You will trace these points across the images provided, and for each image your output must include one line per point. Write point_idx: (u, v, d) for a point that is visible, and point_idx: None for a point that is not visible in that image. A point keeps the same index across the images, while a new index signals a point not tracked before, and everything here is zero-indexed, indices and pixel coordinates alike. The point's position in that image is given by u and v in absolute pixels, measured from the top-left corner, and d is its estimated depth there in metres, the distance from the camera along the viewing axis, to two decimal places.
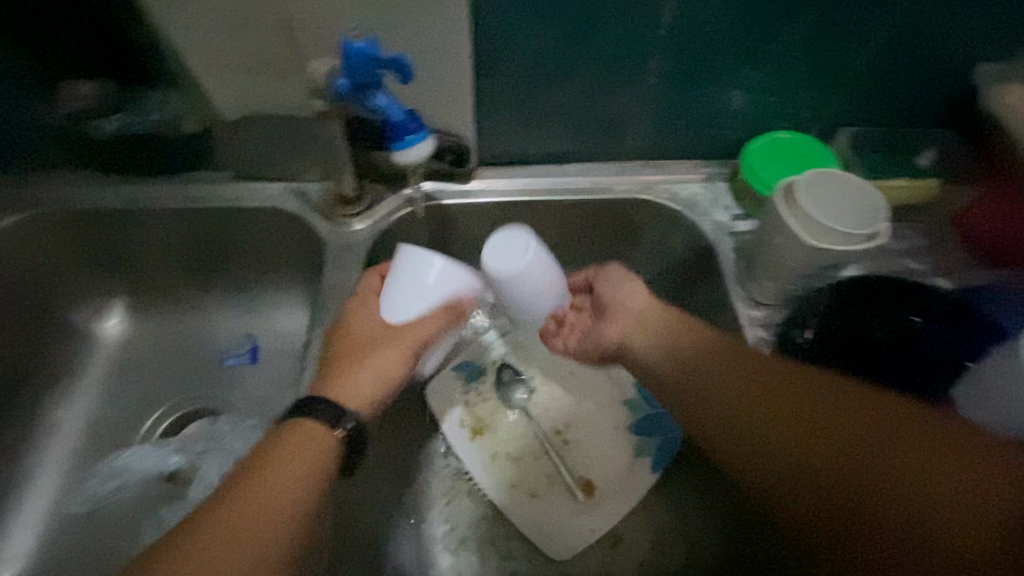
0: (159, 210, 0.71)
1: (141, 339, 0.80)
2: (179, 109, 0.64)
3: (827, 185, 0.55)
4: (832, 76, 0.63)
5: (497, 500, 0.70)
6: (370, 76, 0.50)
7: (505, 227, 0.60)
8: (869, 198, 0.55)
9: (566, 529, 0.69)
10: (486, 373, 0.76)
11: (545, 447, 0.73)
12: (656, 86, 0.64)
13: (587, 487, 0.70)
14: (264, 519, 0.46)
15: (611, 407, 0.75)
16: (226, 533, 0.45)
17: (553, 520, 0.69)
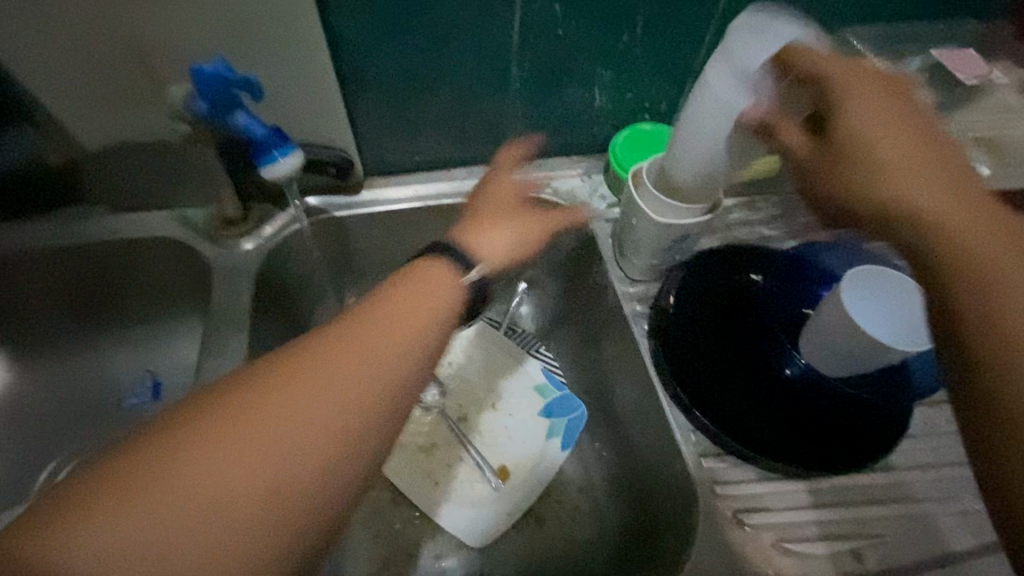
0: (31, 252, 0.69)
1: (27, 391, 0.77)
2: (38, 144, 0.62)
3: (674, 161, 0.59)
4: (676, 71, 0.70)
5: (411, 496, 0.72)
6: (226, 96, 0.51)
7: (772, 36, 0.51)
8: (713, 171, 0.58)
9: (477, 514, 0.70)
10: None
11: (460, 440, 0.75)
12: (521, 89, 0.68)
13: (502, 472, 0.73)
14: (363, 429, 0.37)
15: (521, 394, 0.78)
16: (309, 434, 0.36)
17: (468, 510, 0.71)
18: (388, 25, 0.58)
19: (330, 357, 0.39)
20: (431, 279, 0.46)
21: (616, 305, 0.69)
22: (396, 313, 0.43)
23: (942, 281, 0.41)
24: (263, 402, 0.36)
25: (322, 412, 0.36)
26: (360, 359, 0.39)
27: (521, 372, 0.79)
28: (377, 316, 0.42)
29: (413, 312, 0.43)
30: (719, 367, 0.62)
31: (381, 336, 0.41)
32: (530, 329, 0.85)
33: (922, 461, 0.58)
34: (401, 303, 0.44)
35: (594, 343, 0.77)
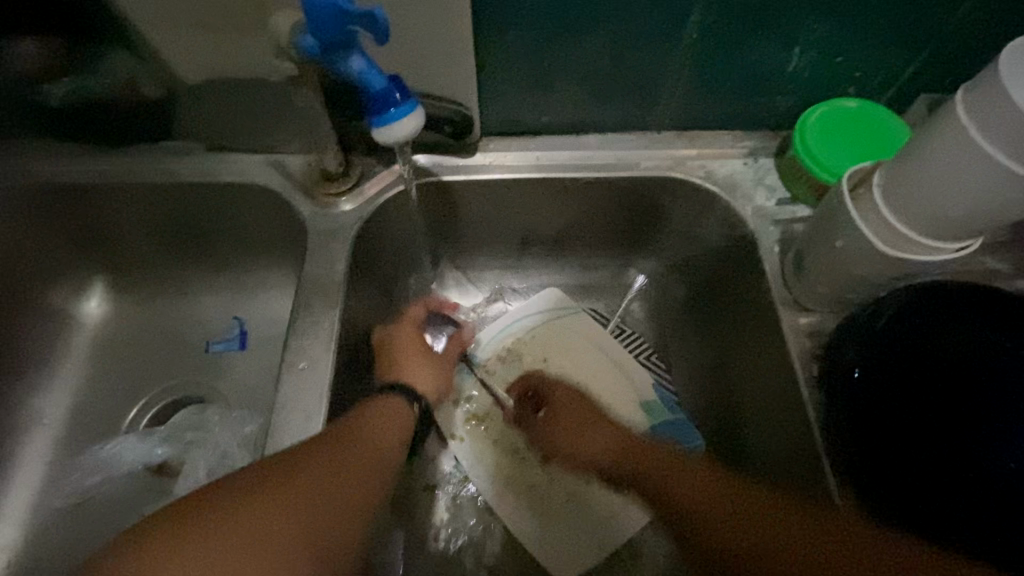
0: (126, 185, 0.64)
1: (122, 323, 0.75)
2: (135, 72, 0.56)
3: (916, 207, 0.41)
4: (917, 30, 0.51)
5: (507, 515, 0.63)
6: (341, 35, 0.41)
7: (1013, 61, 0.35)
8: (948, 226, 0.40)
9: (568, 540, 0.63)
10: (488, 365, 0.69)
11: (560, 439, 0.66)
12: (696, 44, 0.53)
13: (620, 483, 0.64)
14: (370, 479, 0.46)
15: (626, 408, 0.67)
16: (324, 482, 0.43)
17: (572, 530, 0.63)
18: None
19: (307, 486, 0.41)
20: (393, 406, 0.53)
21: (775, 334, 0.55)
22: (379, 436, 0.49)
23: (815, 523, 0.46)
24: (247, 524, 0.38)
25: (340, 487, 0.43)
26: (350, 490, 0.43)
27: (628, 383, 0.68)
28: (362, 445, 0.47)
29: (387, 439, 0.50)
30: (931, 455, 0.45)
31: (358, 463, 0.46)
32: (642, 330, 0.73)
33: None
34: (377, 428, 0.49)
35: (726, 364, 0.64)
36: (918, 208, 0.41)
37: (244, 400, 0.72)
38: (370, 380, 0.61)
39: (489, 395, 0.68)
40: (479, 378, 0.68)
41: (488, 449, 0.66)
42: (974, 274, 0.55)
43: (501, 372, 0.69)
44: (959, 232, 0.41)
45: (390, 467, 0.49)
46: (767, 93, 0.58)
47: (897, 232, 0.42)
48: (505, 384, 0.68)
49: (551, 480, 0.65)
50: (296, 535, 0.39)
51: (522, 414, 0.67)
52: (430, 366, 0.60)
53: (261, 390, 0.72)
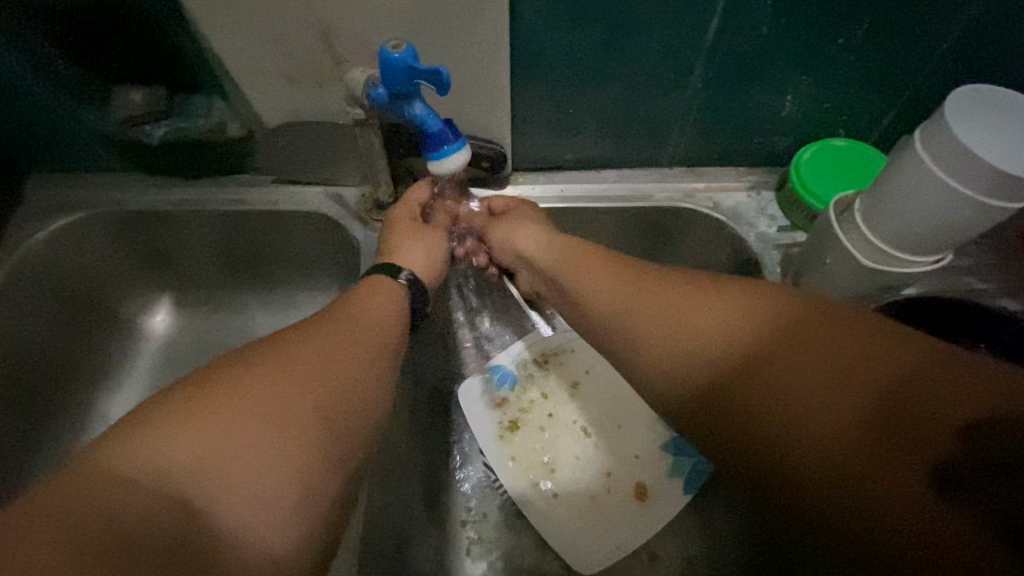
0: (201, 211, 0.73)
1: (184, 336, 0.83)
2: (222, 115, 0.66)
3: (898, 226, 0.47)
4: (894, 81, 0.59)
5: (534, 518, 0.68)
6: (407, 86, 0.49)
7: (954, 107, 0.43)
8: (920, 240, 0.47)
9: (595, 545, 0.67)
10: (516, 375, 0.75)
11: (585, 445, 0.72)
12: (701, 92, 0.61)
13: (638, 489, 0.69)
14: (371, 345, 0.48)
15: (644, 422, 0.72)
16: (318, 352, 0.45)
17: (596, 533, 0.67)
18: (571, 16, 0.54)
19: (287, 365, 0.42)
20: (388, 287, 0.56)
21: None
22: (367, 316, 0.51)
23: (821, 456, 0.38)
24: (237, 403, 0.38)
25: (338, 356, 0.45)
26: (337, 365, 0.44)
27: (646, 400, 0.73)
28: (343, 334, 0.47)
29: (387, 312, 0.53)
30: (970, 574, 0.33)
31: (363, 333, 0.49)
32: None
33: None
34: (377, 307, 0.53)
35: None
36: (898, 228, 0.47)
37: None
38: (410, 384, 0.68)
39: (517, 409, 0.73)
40: (508, 393, 0.74)
41: (518, 460, 0.71)
42: (958, 293, 0.61)
43: (527, 388, 0.74)
44: (931, 249, 0.48)
45: (395, 337, 0.52)
46: (765, 134, 0.66)
47: (877, 248, 0.49)
48: (532, 399, 0.74)
49: (577, 485, 0.70)
50: (300, 400, 0.41)
51: (549, 428, 0.73)
52: (417, 241, 0.62)
53: None
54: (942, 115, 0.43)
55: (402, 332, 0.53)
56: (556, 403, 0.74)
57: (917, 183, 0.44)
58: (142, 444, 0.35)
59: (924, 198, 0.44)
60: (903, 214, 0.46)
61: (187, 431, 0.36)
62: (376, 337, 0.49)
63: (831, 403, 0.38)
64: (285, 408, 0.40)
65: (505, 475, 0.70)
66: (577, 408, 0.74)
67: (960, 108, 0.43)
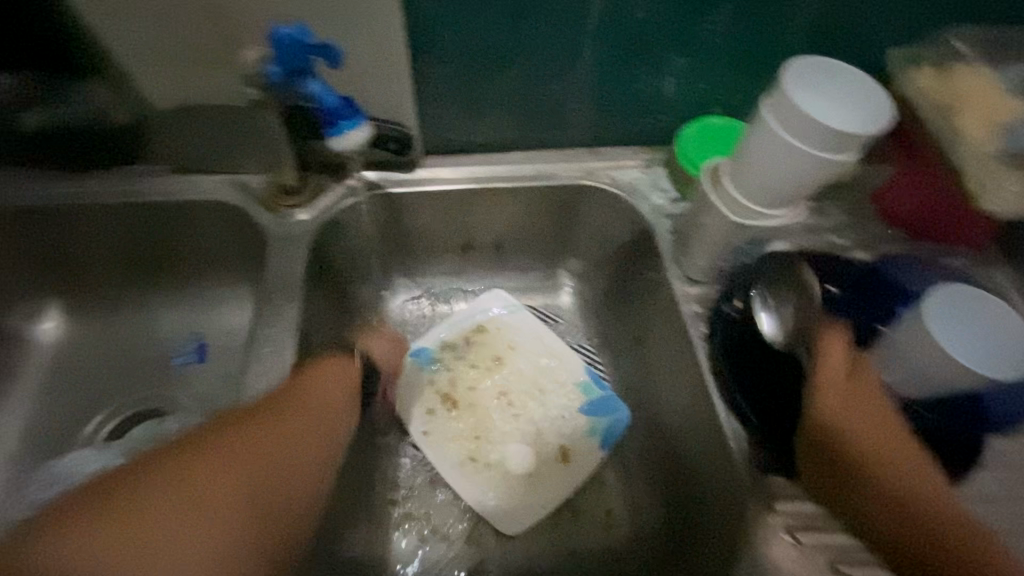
0: (92, 206, 0.69)
1: (78, 343, 0.78)
2: (107, 101, 0.63)
3: (766, 186, 0.53)
4: (756, 62, 0.67)
5: (462, 488, 0.70)
6: (300, 62, 0.50)
7: (785, 79, 0.49)
8: (784, 194, 0.53)
9: (519, 508, 0.69)
10: (438, 355, 0.77)
11: (509, 415, 0.75)
12: (591, 74, 0.66)
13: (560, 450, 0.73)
14: (314, 440, 0.50)
15: (565, 389, 0.76)
16: (268, 439, 0.47)
17: (523, 493, 0.70)
18: None
19: (232, 445, 0.45)
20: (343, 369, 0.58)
21: (673, 305, 0.67)
22: (316, 403, 0.53)
23: (870, 511, 0.48)
24: (170, 489, 0.40)
25: (284, 450, 0.47)
26: (275, 452, 0.47)
27: (564, 368, 0.77)
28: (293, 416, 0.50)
29: (335, 391, 0.55)
30: None
31: (311, 435, 0.50)
32: (575, 323, 0.83)
33: (988, 494, 0.54)
34: (322, 384, 0.55)
35: (638, 340, 0.74)
36: (767, 187, 0.53)
37: (203, 407, 0.76)
38: None
39: (444, 385, 0.75)
40: (433, 368, 0.76)
41: (445, 432, 0.73)
42: (821, 248, 0.70)
43: (451, 364, 0.77)
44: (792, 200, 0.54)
45: (340, 434, 0.54)
46: (653, 114, 0.72)
47: (744, 206, 0.55)
48: (457, 374, 0.76)
49: (505, 452, 0.72)
50: (235, 484, 0.42)
51: (474, 400, 0.75)
52: None
53: (218, 397, 0.76)
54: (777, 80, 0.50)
55: (345, 405, 0.56)
56: (482, 378, 0.77)
57: (767, 146, 0.51)
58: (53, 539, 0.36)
59: (777, 158, 0.51)
60: (768, 176, 0.52)
61: (112, 525, 0.37)
62: (325, 445, 0.51)
63: (889, 469, 0.47)
64: (221, 489, 0.41)
65: (433, 447, 0.72)
66: (499, 380, 0.76)
67: (792, 80, 0.49)
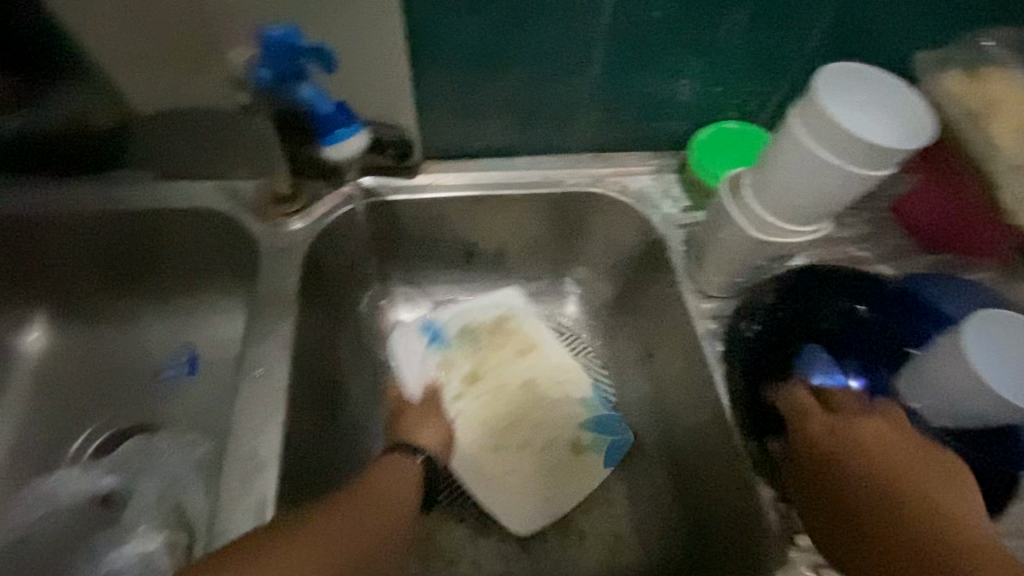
0: (77, 214, 0.66)
1: (63, 356, 0.75)
2: (90, 105, 0.60)
3: (790, 201, 0.50)
4: (775, 64, 0.63)
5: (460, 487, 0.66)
6: (292, 66, 0.47)
7: (818, 86, 0.46)
8: (809, 209, 0.50)
9: (508, 505, 0.66)
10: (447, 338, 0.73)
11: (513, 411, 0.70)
12: (600, 77, 0.63)
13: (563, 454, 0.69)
14: (375, 526, 0.47)
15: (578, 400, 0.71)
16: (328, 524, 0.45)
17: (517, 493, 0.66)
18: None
19: (306, 541, 0.42)
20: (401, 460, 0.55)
21: (686, 321, 0.63)
22: (377, 498, 0.50)
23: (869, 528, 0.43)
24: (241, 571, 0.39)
25: (345, 534, 0.45)
26: (338, 534, 0.44)
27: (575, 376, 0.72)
28: (349, 504, 0.48)
29: (399, 490, 0.52)
30: None
31: (371, 513, 0.48)
32: (579, 332, 0.78)
33: None
34: (383, 481, 0.52)
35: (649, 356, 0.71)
36: (792, 201, 0.50)
37: (194, 423, 0.72)
38: (323, 387, 0.65)
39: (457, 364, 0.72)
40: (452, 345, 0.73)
41: (459, 411, 0.70)
42: (840, 261, 0.66)
43: (473, 346, 0.73)
44: (818, 217, 0.51)
45: (402, 521, 0.50)
46: (665, 119, 0.68)
47: (764, 220, 0.52)
48: (478, 356, 0.73)
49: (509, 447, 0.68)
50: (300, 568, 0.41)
51: (497, 387, 0.71)
52: None
53: (210, 413, 0.73)
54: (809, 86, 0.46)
55: (402, 496, 0.52)
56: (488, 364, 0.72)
57: (793, 156, 0.48)
58: None
59: (803, 170, 0.48)
60: (793, 189, 0.49)
61: None
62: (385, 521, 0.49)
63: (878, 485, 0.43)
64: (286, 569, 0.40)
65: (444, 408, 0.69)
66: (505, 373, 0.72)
67: (826, 88, 0.46)
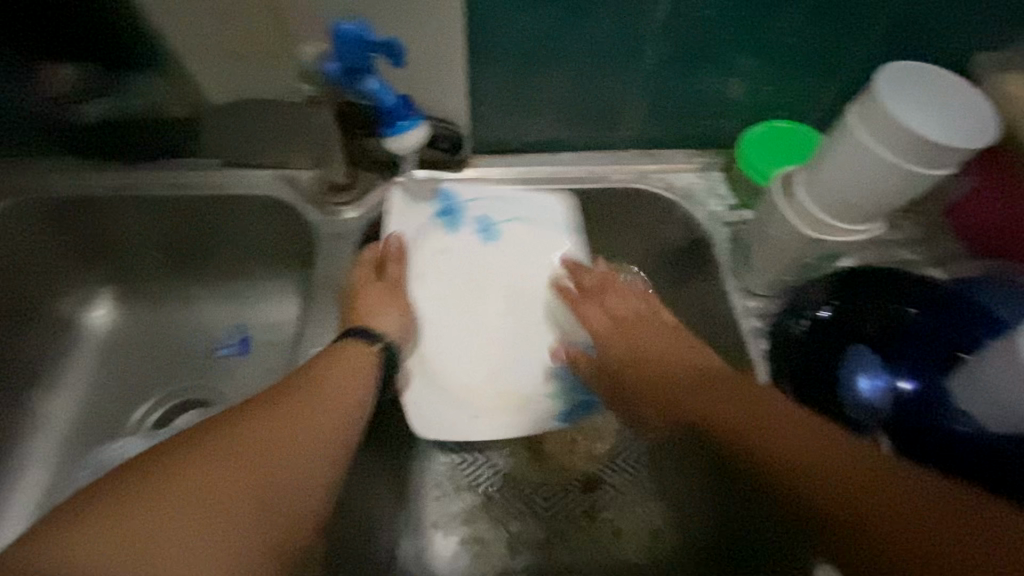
0: (145, 198, 0.70)
1: (128, 331, 0.79)
2: (163, 94, 0.64)
3: (847, 198, 0.51)
4: (831, 65, 0.63)
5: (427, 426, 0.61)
6: (360, 59, 0.49)
7: (879, 84, 0.47)
8: (866, 207, 0.51)
9: (444, 411, 0.61)
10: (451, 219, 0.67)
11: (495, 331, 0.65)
12: (652, 75, 0.63)
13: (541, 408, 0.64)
14: (323, 417, 0.48)
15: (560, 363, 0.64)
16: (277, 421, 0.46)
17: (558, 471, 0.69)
18: None
19: (246, 437, 0.44)
20: (358, 353, 0.55)
21: (730, 319, 0.63)
22: (322, 397, 0.50)
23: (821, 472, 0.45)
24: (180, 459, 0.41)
25: (294, 436, 0.46)
26: (283, 430, 0.46)
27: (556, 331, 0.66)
28: (282, 412, 0.47)
29: (348, 386, 0.52)
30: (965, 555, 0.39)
31: (320, 409, 0.49)
32: None
33: None
34: (334, 378, 0.51)
35: None
36: (849, 199, 0.51)
37: (247, 399, 0.76)
38: None
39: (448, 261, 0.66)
40: (448, 240, 0.67)
41: (428, 299, 0.65)
42: (890, 263, 0.66)
43: (473, 253, 0.67)
44: (875, 214, 0.52)
45: (355, 419, 0.51)
46: (714, 117, 0.69)
47: (818, 218, 0.53)
48: (475, 268, 0.66)
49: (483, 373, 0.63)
50: (239, 463, 0.42)
51: (475, 294, 0.66)
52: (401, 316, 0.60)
53: (261, 390, 0.76)
54: (871, 85, 0.47)
55: (340, 383, 0.52)
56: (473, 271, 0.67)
57: (851, 154, 0.48)
58: (136, 488, 0.39)
59: (861, 168, 0.48)
60: (849, 187, 0.50)
61: (135, 490, 0.39)
62: (333, 412, 0.49)
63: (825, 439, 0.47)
64: (225, 465, 0.42)
65: (411, 289, 0.65)
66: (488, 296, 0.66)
67: (889, 86, 0.47)
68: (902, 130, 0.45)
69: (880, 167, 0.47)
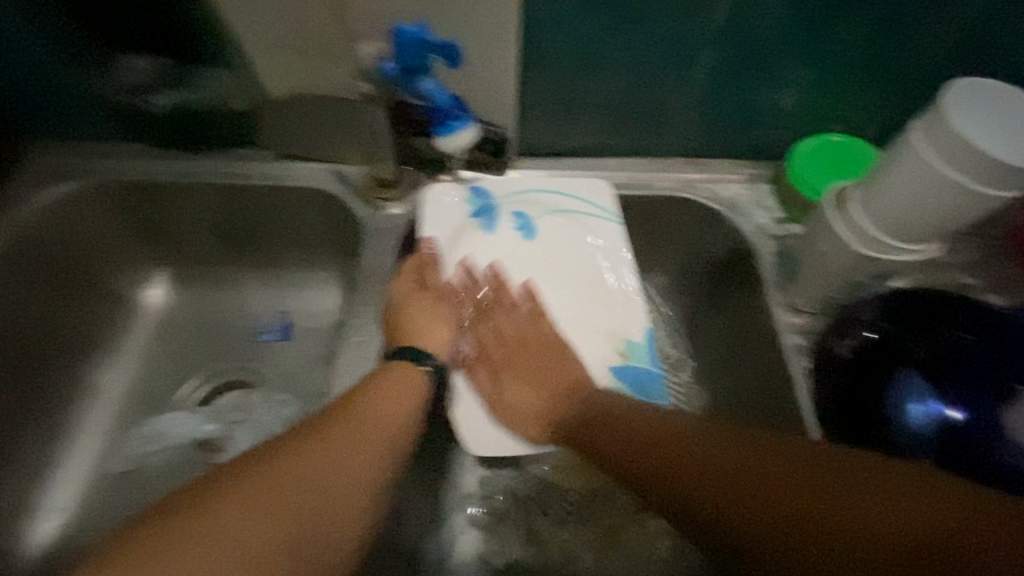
0: (203, 184, 0.73)
1: (179, 310, 0.83)
2: (228, 87, 0.67)
3: (896, 214, 0.50)
4: (891, 79, 0.61)
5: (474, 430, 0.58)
6: (417, 61, 0.51)
7: (946, 99, 0.45)
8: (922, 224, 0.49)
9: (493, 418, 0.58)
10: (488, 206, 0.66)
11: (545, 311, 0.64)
12: (704, 84, 0.63)
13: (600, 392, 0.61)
14: (377, 442, 0.48)
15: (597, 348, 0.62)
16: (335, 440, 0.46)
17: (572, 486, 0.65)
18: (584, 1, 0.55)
19: (307, 452, 0.44)
20: (405, 375, 0.54)
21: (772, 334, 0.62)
22: (374, 421, 0.49)
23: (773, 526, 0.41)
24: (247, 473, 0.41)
25: (349, 456, 0.46)
26: (346, 454, 0.46)
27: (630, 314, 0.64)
28: (328, 442, 0.46)
29: (400, 408, 0.51)
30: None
31: (377, 438, 0.49)
32: None
33: None
34: (387, 404, 0.51)
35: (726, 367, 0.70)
36: (902, 216, 0.50)
37: (286, 383, 0.78)
38: None
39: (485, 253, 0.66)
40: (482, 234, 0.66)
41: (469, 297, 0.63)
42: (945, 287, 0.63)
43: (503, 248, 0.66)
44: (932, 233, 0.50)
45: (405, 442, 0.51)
46: (765, 129, 0.68)
47: (868, 234, 0.52)
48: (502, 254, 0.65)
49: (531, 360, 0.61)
50: (297, 477, 0.42)
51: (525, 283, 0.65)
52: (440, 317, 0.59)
53: (301, 375, 0.79)
54: (936, 101, 0.45)
55: (387, 405, 0.51)
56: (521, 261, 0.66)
57: (909, 170, 0.47)
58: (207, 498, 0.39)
59: (918, 185, 0.47)
60: (902, 203, 0.49)
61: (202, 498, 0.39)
62: (385, 440, 0.49)
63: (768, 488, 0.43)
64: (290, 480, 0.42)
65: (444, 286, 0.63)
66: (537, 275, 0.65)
67: (957, 100, 0.45)
68: (965, 148, 0.43)
69: (935, 184, 0.46)
